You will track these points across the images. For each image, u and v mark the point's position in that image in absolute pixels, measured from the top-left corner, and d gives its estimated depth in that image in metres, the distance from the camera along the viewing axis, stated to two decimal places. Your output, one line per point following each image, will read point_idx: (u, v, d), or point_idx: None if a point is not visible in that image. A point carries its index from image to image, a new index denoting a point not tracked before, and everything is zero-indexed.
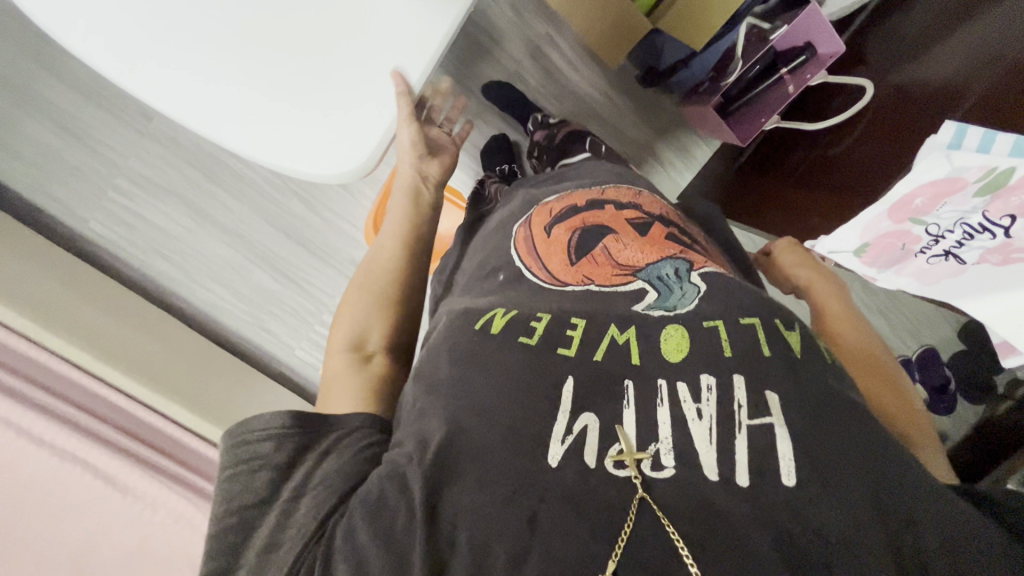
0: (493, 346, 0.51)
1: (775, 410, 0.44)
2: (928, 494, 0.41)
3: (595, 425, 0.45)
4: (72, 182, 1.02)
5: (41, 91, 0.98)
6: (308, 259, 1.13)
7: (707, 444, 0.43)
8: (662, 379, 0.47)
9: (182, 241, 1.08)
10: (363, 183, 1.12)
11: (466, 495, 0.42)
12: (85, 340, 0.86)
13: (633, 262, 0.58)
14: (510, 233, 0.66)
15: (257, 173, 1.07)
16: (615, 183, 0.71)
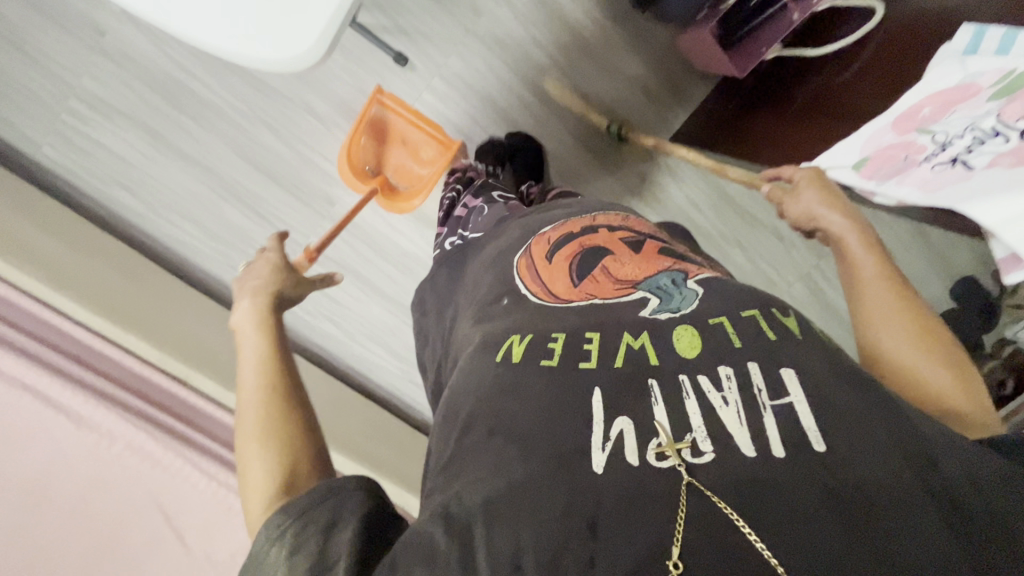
0: (517, 373, 0.52)
1: (793, 389, 0.46)
2: (974, 491, 0.42)
3: (630, 428, 0.45)
4: (24, 105, 0.95)
5: None
6: (281, 194, 1.06)
7: (735, 421, 0.44)
8: (682, 373, 0.49)
9: (142, 170, 1.00)
10: (338, 114, 1.05)
11: (518, 467, 0.44)
12: (45, 271, 0.82)
13: (632, 276, 0.61)
14: (510, 263, 0.68)
15: (224, 99, 1.00)
16: (603, 210, 0.75)
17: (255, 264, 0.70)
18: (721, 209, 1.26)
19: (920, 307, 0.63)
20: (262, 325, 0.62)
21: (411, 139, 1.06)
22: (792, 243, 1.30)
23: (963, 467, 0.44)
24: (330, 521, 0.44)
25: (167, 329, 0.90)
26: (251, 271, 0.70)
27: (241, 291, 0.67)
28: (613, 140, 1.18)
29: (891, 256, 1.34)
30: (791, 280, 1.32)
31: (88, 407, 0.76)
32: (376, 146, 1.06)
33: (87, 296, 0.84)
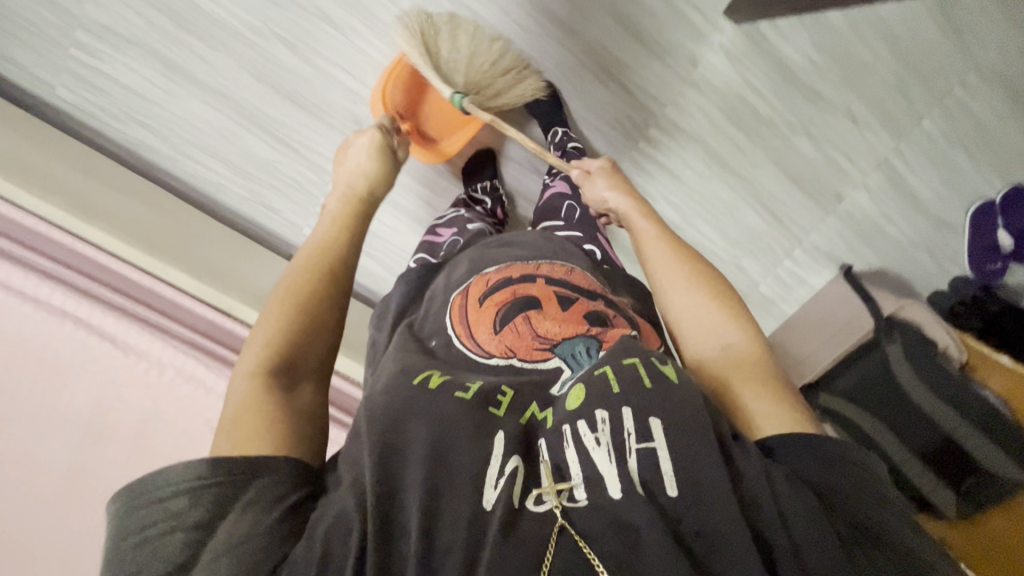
0: (429, 398, 0.53)
1: (658, 435, 0.48)
2: (807, 518, 0.44)
3: (521, 470, 0.49)
4: (35, 45, 0.94)
5: None
6: (304, 118, 1.02)
7: (609, 467, 0.48)
8: (566, 424, 0.52)
9: (160, 105, 1.00)
10: (352, 17, 0.95)
11: (416, 474, 0.46)
12: (79, 207, 0.81)
13: (552, 334, 0.67)
14: (448, 301, 0.74)
15: (230, 13, 0.93)
16: (551, 259, 0.79)
17: (361, 139, 0.75)
18: (783, 90, 1.07)
19: (728, 303, 0.65)
20: (349, 215, 0.67)
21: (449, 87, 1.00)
22: (866, 125, 1.12)
23: (791, 497, 0.46)
24: (247, 499, 0.44)
25: (197, 261, 0.87)
26: (351, 153, 0.75)
27: (346, 169, 0.73)
28: (661, 18, 1.00)
29: (984, 133, 1.14)
30: (866, 170, 1.16)
31: (137, 338, 0.77)
32: (415, 91, 1.00)
33: (125, 231, 0.82)
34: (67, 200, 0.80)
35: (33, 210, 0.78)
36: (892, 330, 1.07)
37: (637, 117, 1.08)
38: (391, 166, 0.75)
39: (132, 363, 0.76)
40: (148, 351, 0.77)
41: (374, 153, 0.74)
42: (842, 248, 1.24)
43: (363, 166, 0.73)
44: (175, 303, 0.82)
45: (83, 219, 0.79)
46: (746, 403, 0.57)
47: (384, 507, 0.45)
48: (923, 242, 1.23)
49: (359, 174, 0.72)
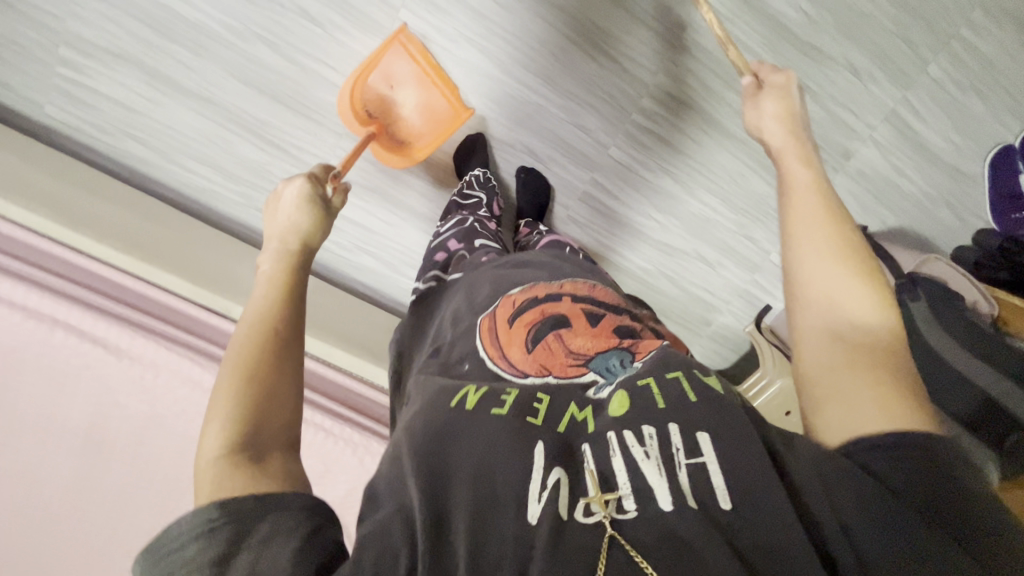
0: (468, 418, 0.53)
1: (706, 448, 0.47)
2: (866, 511, 0.43)
3: (565, 481, 0.47)
4: (21, 65, 0.95)
5: None
6: (290, 117, 1.01)
7: (660, 481, 0.46)
8: (611, 432, 0.51)
9: (147, 116, 1.00)
10: (330, 10, 0.94)
11: (462, 497, 0.46)
12: (64, 216, 0.80)
13: (584, 350, 0.65)
14: (474, 321, 0.71)
15: (207, 16, 0.93)
16: (574, 278, 0.79)
17: (289, 188, 0.67)
18: (777, 47, 1.04)
19: (868, 269, 0.55)
20: (285, 274, 0.61)
21: (422, 90, 1.01)
22: (868, 76, 1.07)
23: (852, 482, 0.44)
24: (262, 536, 0.42)
25: (188, 263, 0.85)
26: (281, 206, 0.67)
27: (275, 227, 0.66)
28: None
29: (996, 74, 1.08)
30: (873, 123, 1.11)
31: (129, 342, 0.76)
32: (385, 91, 1.00)
33: (113, 236, 0.81)
34: (54, 211, 0.80)
35: (23, 223, 0.78)
36: (915, 286, 1.03)
37: (628, 88, 1.05)
38: (327, 213, 0.68)
39: (127, 367, 0.76)
40: (144, 355, 0.76)
41: (303, 203, 0.66)
42: (855, 207, 1.19)
43: (293, 219, 0.66)
44: (169, 307, 0.82)
45: (71, 228, 0.79)
46: (837, 380, 0.50)
47: (436, 532, 0.43)
48: (941, 195, 1.18)
49: (290, 228, 0.65)
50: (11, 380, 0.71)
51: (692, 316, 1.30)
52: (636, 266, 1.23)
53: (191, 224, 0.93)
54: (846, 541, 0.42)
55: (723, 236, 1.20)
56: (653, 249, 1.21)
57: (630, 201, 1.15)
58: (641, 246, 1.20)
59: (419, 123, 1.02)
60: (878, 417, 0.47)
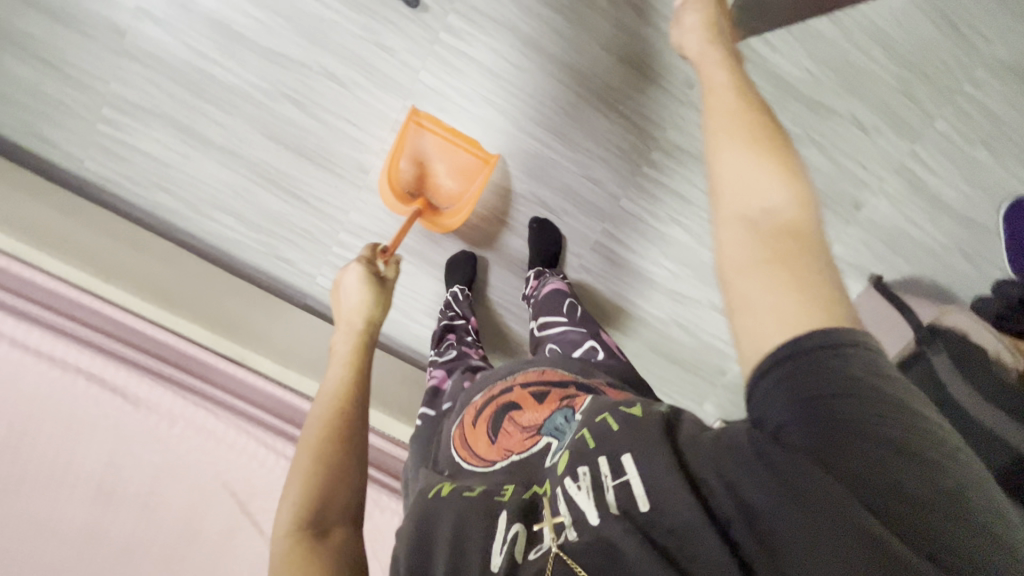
0: (442, 501, 0.56)
1: (629, 467, 0.50)
2: (777, 503, 0.40)
3: (523, 533, 0.51)
4: (66, 123, 1.02)
5: (14, 24, 0.96)
6: (311, 169, 1.05)
7: (588, 503, 0.50)
8: (558, 487, 0.54)
9: (179, 169, 1.05)
10: (353, 71, 1.00)
11: (438, 560, 0.49)
12: (95, 266, 0.85)
13: (536, 423, 0.67)
14: (448, 433, 0.75)
15: (240, 78, 0.99)
16: (523, 363, 0.81)
17: (349, 272, 0.73)
18: (784, 104, 1.07)
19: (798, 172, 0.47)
20: (353, 353, 0.66)
21: (449, 157, 1.05)
22: (875, 130, 1.09)
23: (757, 478, 0.42)
24: None
25: (211, 313, 0.89)
26: (346, 291, 0.72)
27: (343, 311, 0.71)
28: (652, 44, 1.02)
29: (1005, 127, 1.10)
30: (882, 175, 1.12)
31: (148, 392, 0.77)
32: (418, 166, 1.05)
33: (140, 285, 0.87)
34: (86, 261, 0.85)
35: (56, 273, 0.82)
36: (935, 339, 1.02)
37: (640, 142, 1.08)
38: (384, 287, 0.74)
39: (139, 415, 0.76)
40: (159, 404, 0.77)
41: (364, 281, 0.72)
42: (868, 257, 1.18)
43: (357, 300, 0.71)
44: (190, 356, 0.83)
45: (100, 278, 0.84)
46: (752, 282, 0.44)
47: None
48: (956, 245, 1.18)
49: (355, 308, 0.70)
50: (28, 429, 0.72)
51: (707, 366, 1.28)
52: (649, 314, 1.22)
53: (213, 272, 0.93)
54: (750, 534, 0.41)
55: None
56: (666, 297, 1.21)
57: (642, 250, 1.16)
58: (653, 294, 1.21)
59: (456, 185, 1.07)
60: (773, 307, 0.42)
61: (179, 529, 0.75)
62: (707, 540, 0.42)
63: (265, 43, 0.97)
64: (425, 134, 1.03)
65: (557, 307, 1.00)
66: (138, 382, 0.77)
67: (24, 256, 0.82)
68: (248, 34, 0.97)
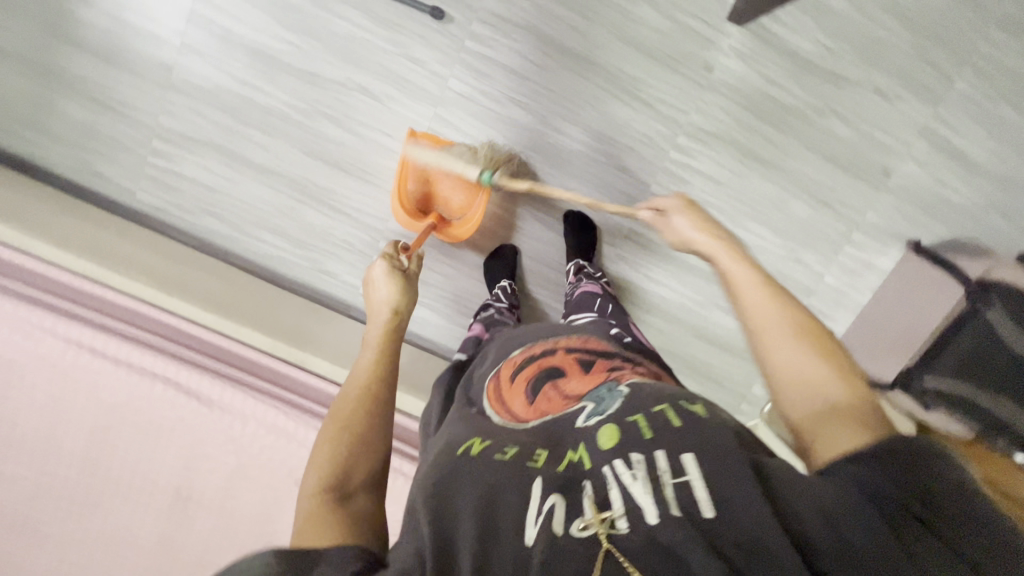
0: (470, 462, 0.53)
1: (692, 467, 0.48)
2: (851, 512, 0.43)
3: (561, 504, 0.48)
4: (118, 159, 1.07)
5: (70, 70, 1.02)
6: (350, 182, 1.09)
7: (646, 499, 0.47)
8: (605, 465, 0.52)
9: (225, 193, 1.09)
10: (385, 84, 1.05)
11: (469, 522, 0.46)
12: (144, 276, 0.83)
13: (578, 392, 0.68)
14: (481, 383, 0.77)
15: (280, 102, 1.05)
16: (566, 332, 0.83)
17: (376, 266, 0.75)
18: (802, 78, 1.10)
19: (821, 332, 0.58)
20: (383, 336, 0.67)
21: (454, 174, 1.04)
22: (895, 96, 1.11)
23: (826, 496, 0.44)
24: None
25: (263, 322, 0.87)
26: (373, 284, 0.75)
27: (371, 302, 0.73)
28: (668, 34, 1.06)
29: None
30: (908, 140, 1.13)
31: (220, 394, 0.78)
32: (424, 185, 1.06)
33: (189, 295, 0.84)
34: (136, 272, 0.83)
35: (113, 287, 0.81)
36: (987, 292, 1.01)
37: (663, 129, 1.11)
38: (409, 280, 0.76)
39: (213, 415, 0.77)
40: (230, 404, 0.78)
41: (390, 276, 0.74)
42: (903, 223, 1.18)
43: (384, 292, 0.73)
44: (253, 361, 0.83)
45: (166, 292, 0.82)
46: (827, 431, 0.51)
47: (439, 563, 0.44)
48: (991, 203, 1.17)
49: (382, 298, 0.72)
50: (108, 437, 0.76)
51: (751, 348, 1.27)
52: (687, 299, 1.23)
53: (260, 288, 0.97)
54: (828, 530, 0.42)
55: (772, 262, 1.20)
56: (703, 280, 1.21)
57: None
58: (690, 278, 1.21)
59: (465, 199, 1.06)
60: (853, 439, 0.49)
61: (249, 526, 0.76)
62: (782, 553, 0.41)
63: (301, 66, 1.03)
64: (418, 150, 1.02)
65: (590, 302, 1.01)
66: (210, 383, 0.78)
67: (90, 274, 0.81)
68: (285, 59, 1.02)
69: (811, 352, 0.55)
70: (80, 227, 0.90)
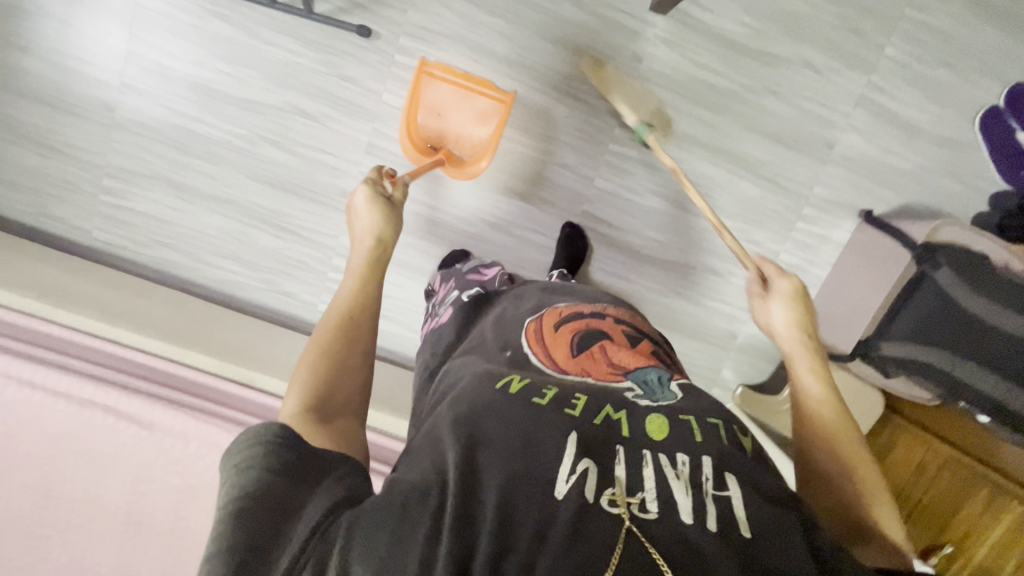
0: (508, 399, 0.53)
1: (732, 487, 0.51)
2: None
3: (594, 470, 0.49)
4: (72, 200, 1.11)
5: (17, 117, 1.06)
6: (297, 202, 1.12)
7: (684, 499, 0.48)
8: (646, 449, 0.52)
9: (177, 223, 1.12)
10: (322, 104, 1.07)
11: (503, 465, 0.47)
12: (90, 309, 0.87)
13: (624, 364, 0.64)
14: (522, 321, 0.71)
15: (222, 131, 1.08)
16: (614, 302, 0.77)
17: (358, 193, 0.76)
18: (732, 60, 1.11)
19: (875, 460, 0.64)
20: (364, 265, 0.69)
21: (466, 105, 1.04)
22: (828, 69, 1.12)
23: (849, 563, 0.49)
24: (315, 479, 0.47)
25: (214, 342, 0.91)
26: (356, 212, 0.75)
27: (355, 228, 0.74)
28: (594, 29, 1.08)
29: (957, 43, 1.11)
30: (846, 110, 1.14)
31: (160, 416, 0.82)
32: (436, 120, 1.06)
33: (134, 322, 0.88)
34: (80, 305, 0.87)
35: (57, 322, 0.85)
36: (934, 255, 0.99)
37: (601, 122, 1.13)
38: (393, 209, 0.77)
39: (154, 437, 0.81)
40: (172, 426, 0.82)
41: (372, 203, 0.74)
42: (852, 193, 1.18)
43: (366, 220, 0.74)
44: (200, 383, 0.87)
45: (111, 322, 0.86)
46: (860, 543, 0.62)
47: (465, 500, 0.44)
48: (939, 166, 1.17)
49: (366, 226, 0.73)
50: (54, 468, 0.79)
51: (716, 331, 1.26)
52: (646, 288, 1.23)
53: (209, 310, 1.01)
54: None
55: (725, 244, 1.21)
56: (659, 268, 1.22)
57: (626, 226, 1.19)
58: (646, 267, 1.22)
59: (478, 131, 1.06)
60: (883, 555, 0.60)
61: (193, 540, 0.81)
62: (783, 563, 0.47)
63: (239, 94, 1.06)
64: (431, 84, 1.02)
65: None
66: (152, 407, 0.82)
67: (39, 313, 0.85)
68: (222, 89, 1.06)
69: (875, 485, 0.63)
70: (23, 265, 0.94)
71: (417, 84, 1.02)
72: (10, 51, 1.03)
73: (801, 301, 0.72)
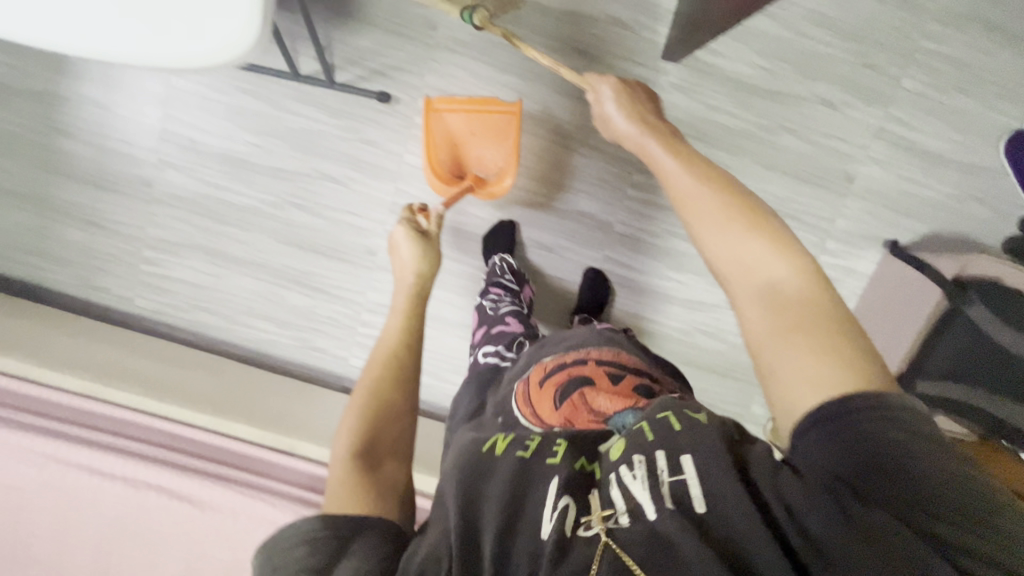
0: (476, 455, 0.50)
1: (688, 468, 0.44)
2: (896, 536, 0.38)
3: (573, 506, 0.45)
4: (114, 271, 1.16)
5: (61, 197, 1.12)
6: (325, 262, 1.15)
7: (648, 498, 0.44)
8: (611, 471, 0.47)
9: (212, 288, 1.16)
10: (345, 168, 1.11)
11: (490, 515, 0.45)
12: (138, 385, 0.92)
13: (607, 409, 0.64)
14: (511, 390, 0.73)
15: (251, 199, 1.12)
16: (598, 344, 0.78)
17: (397, 232, 0.82)
18: (746, 101, 1.11)
19: (761, 213, 0.50)
20: (407, 302, 0.74)
21: (479, 126, 1.02)
22: (844, 104, 1.12)
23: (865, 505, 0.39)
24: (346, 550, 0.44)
25: (254, 410, 0.95)
26: (397, 248, 0.82)
27: (397, 266, 0.80)
28: None
29: (974, 70, 1.10)
30: (865, 143, 1.13)
31: (209, 494, 0.87)
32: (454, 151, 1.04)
33: (180, 395, 0.93)
34: (129, 381, 0.92)
35: (110, 399, 0.91)
36: (965, 291, 0.98)
37: (618, 168, 1.14)
38: (429, 242, 0.82)
39: (201, 513, 0.86)
40: (220, 503, 0.87)
41: (412, 239, 0.81)
42: (876, 223, 1.17)
43: (408, 256, 0.80)
44: (246, 454, 0.92)
45: (160, 397, 0.91)
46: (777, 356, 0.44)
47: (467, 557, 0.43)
48: (964, 192, 1.15)
49: (407, 265, 0.78)
50: (114, 548, 0.86)
51: (744, 366, 1.26)
52: (671, 327, 1.23)
53: (247, 372, 1.03)
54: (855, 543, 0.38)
55: None
56: (682, 307, 1.22)
57: (648, 267, 1.20)
58: (669, 307, 1.22)
59: (497, 149, 1.02)
60: (808, 375, 0.42)
61: None
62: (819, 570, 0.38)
63: (267, 163, 1.10)
64: (441, 117, 1.02)
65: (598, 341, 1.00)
66: (200, 484, 0.87)
67: (95, 394, 0.91)
68: (251, 159, 1.10)
69: (771, 255, 0.48)
70: (72, 343, 0.98)
71: (428, 120, 1.02)
72: (54, 136, 1.10)
73: (638, 113, 0.64)
